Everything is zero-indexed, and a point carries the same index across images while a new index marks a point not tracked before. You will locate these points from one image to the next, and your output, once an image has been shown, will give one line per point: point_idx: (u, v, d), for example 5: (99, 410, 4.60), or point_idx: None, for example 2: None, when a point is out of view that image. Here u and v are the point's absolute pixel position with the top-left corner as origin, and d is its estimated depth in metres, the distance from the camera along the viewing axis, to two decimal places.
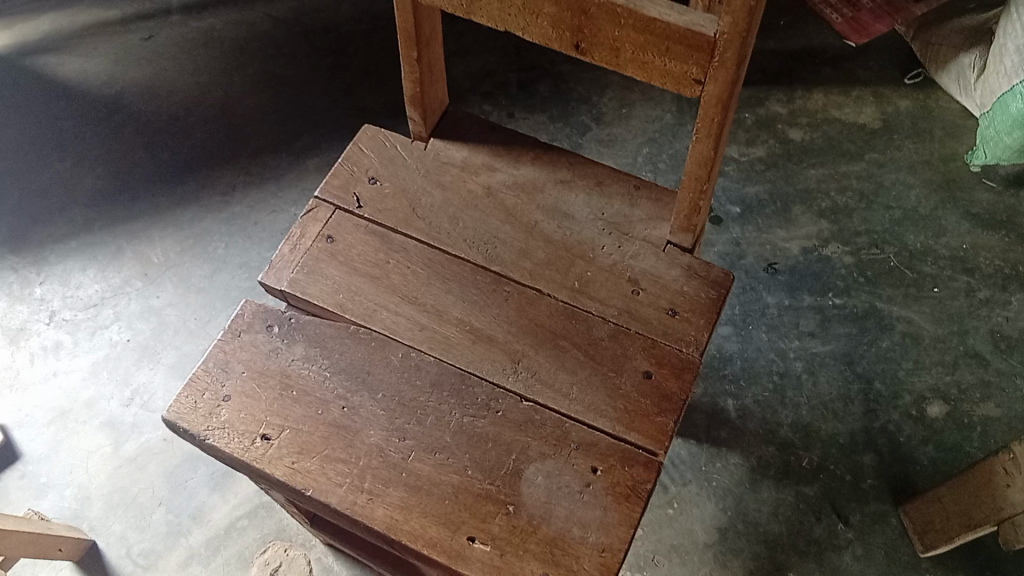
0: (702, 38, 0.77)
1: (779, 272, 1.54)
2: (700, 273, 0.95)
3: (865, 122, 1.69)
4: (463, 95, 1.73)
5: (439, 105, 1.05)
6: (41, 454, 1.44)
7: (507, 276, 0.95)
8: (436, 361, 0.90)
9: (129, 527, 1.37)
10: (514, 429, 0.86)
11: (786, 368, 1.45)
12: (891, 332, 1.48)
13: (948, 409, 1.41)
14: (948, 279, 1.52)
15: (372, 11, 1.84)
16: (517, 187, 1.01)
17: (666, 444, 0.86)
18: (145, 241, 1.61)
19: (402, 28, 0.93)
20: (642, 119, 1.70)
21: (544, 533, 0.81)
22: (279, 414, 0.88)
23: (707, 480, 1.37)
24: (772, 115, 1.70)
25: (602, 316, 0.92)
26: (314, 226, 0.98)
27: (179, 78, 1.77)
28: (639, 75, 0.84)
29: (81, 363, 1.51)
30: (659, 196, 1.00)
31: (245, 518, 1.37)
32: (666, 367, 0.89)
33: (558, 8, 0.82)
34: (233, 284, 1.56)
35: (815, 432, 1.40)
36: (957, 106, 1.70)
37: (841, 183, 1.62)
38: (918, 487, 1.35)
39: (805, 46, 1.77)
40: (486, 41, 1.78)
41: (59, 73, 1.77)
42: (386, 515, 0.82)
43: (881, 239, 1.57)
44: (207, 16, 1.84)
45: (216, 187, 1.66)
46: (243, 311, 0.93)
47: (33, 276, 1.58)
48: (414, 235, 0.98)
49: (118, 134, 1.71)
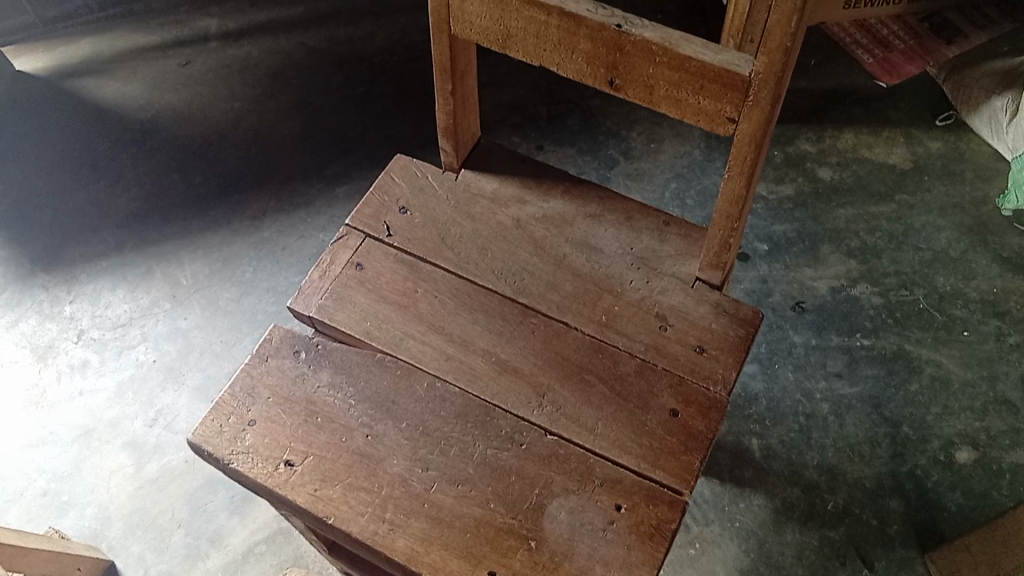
0: (737, 77, 0.77)
1: (806, 311, 1.53)
2: (729, 311, 0.94)
3: (895, 163, 1.68)
4: (493, 127, 1.74)
5: (471, 137, 1.06)
6: (64, 472, 1.44)
7: (534, 308, 0.95)
8: (460, 392, 0.90)
9: (148, 548, 1.37)
10: (538, 463, 0.86)
11: (812, 409, 1.44)
12: (919, 375, 1.46)
13: (977, 455, 1.39)
14: (978, 322, 1.51)
15: (406, 42, 1.86)
16: (546, 220, 1.01)
17: (691, 483, 0.85)
18: (175, 262, 1.63)
19: (438, 60, 0.94)
20: (671, 154, 1.70)
21: (566, 570, 0.80)
22: (303, 439, 0.88)
23: (730, 521, 1.35)
24: (801, 153, 1.70)
25: (629, 351, 0.92)
26: (344, 253, 0.99)
27: (213, 104, 1.80)
28: (672, 112, 0.84)
29: (106, 383, 1.52)
30: (689, 232, 1.00)
31: (263, 543, 1.37)
32: (693, 406, 0.88)
33: (594, 44, 0.83)
34: (259, 307, 1.57)
35: (840, 474, 1.38)
36: (989, 149, 1.69)
37: (871, 223, 1.61)
38: (945, 533, 1.33)
39: (836, 86, 1.77)
40: (517, 74, 1.79)
41: (96, 96, 1.80)
42: (407, 546, 0.82)
43: (910, 280, 1.55)
44: (243, 44, 1.87)
45: (247, 212, 1.67)
46: (270, 336, 0.94)
47: (63, 294, 1.60)
48: (443, 265, 0.98)
49: (152, 156, 1.74)
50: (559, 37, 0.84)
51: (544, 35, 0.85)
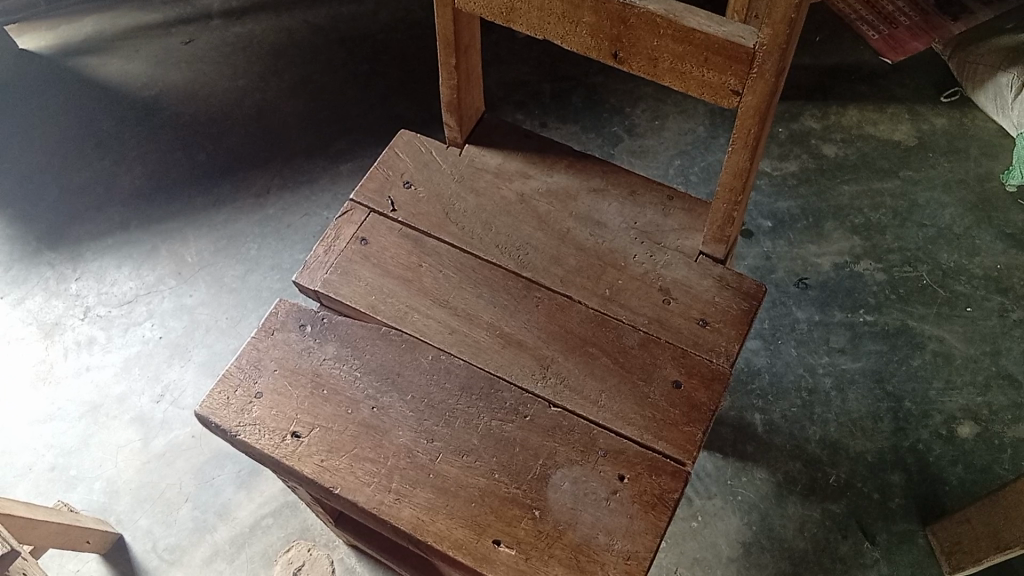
0: (741, 49, 0.77)
1: (809, 287, 1.53)
2: (732, 284, 0.95)
3: (900, 139, 1.68)
4: (496, 103, 1.74)
5: (474, 111, 1.06)
6: (72, 447, 1.46)
7: (538, 281, 0.95)
8: (465, 364, 0.91)
9: (155, 522, 1.39)
10: (542, 435, 0.86)
11: (814, 384, 1.44)
12: (921, 351, 1.46)
13: (979, 430, 1.39)
14: (981, 298, 1.51)
15: (410, 20, 1.86)
16: (550, 194, 1.01)
17: (694, 454, 0.86)
18: (180, 240, 1.64)
19: (442, 34, 0.94)
20: (675, 131, 1.70)
21: (569, 539, 0.81)
22: (309, 411, 0.89)
23: (732, 494, 1.36)
24: (806, 130, 1.69)
25: (632, 324, 0.92)
26: (349, 228, 1.00)
27: (217, 82, 1.80)
28: (676, 85, 0.85)
29: (113, 359, 1.53)
30: (693, 207, 1.00)
31: (269, 517, 1.38)
32: (696, 377, 0.89)
33: (598, 17, 0.83)
34: (265, 284, 1.58)
35: (843, 449, 1.39)
36: (994, 126, 1.69)
37: (875, 200, 1.61)
38: (946, 507, 1.34)
39: (840, 63, 1.77)
40: (521, 52, 1.79)
41: (100, 74, 1.80)
42: (412, 515, 0.83)
43: (914, 257, 1.55)
44: (246, 21, 1.87)
45: (252, 189, 1.68)
46: (276, 309, 0.95)
47: (69, 272, 1.61)
48: (447, 239, 0.99)
49: (156, 135, 1.74)
50: (563, 10, 0.84)
51: (548, 8, 0.85)
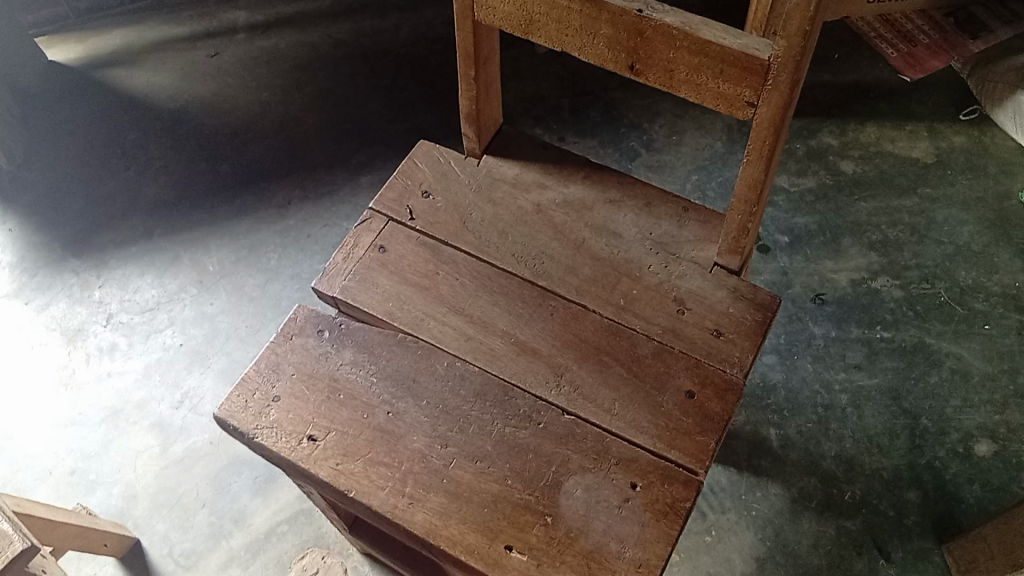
0: (756, 61, 0.78)
1: (826, 303, 1.53)
2: (746, 295, 0.95)
3: (919, 157, 1.68)
4: (516, 118, 1.76)
5: (493, 123, 1.07)
6: (92, 451, 1.47)
7: (553, 291, 0.96)
8: (480, 371, 0.92)
9: (173, 527, 1.40)
10: (555, 442, 0.87)
11: (831, 400, 1.44)
12: (939, 368, 1.46)
13: (997, 449, 1.38)
14: (1000, 316, 1.50)
15: (431, 35, 1.88)
16: (567, 205, 1.02)
17: (706, 464, 0.86)
18: (202, 249, 1.66)
19: (462, 46, 0.96)
20: (692, 146, 1.71)
21: (581, 546, 0.82)
22: (326, 416, 0.90)
23: (747, 509, 1.36)
24: (823, 146, 1.70)
25: (646, 334, 0.93)
26: (367, 236, 1.01)
27: (241, 94, 1.83)
28: (692, 97, 0.85)
29: (134, 365, 1.55)
30: (708, 218, 1.01)
31: (285, 523, 1.39)
32: (709, 388, 0.90)
33: (616, 28, 0.84)
34: (284, 294, 1.60)
35: (858, 465, 1.38)
36: (1013, 144, 1.68)
37: (893, 217, 1.61)
38: (963, 525, 1.32)
39: (859, 80, 1.77)
40: (540, 67, 1.81)
41: (127, 86, 1.84)
42: (426, 520, 0.83)
43: (932, 274, 1.55)
44: (271, 35, 1.90)
45: (273, 200, 1.70)
46: (295, 315, 0.96)
47: (93, 279, 1.64)
48: (464, 248, 1.00)
49: (180, 146, 1.77)
50: (581, 22, 0.86)
51: (566, 20, 0.87)
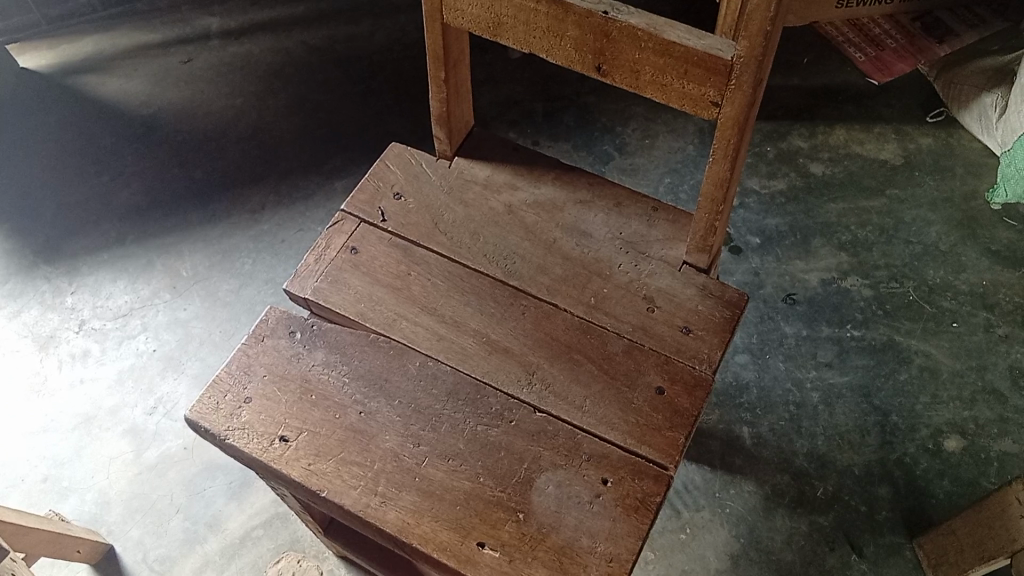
0: (719, 61, 0.80)
1: (797, 303, 1.55)
2: (715, 293, 0.97)
3: (887, 158, 1.70)
4: (490, 122, 1.77)
5: (463, 125, 1.08)
6: (65, 458, 1.46)
7: (524, 290, 0.97)
8: (452, 370, 0.92)
9: (147, 533, 1.39)
10: (527, 439, 0.88)
11: (802, 399, 1.46)
12: (908, 366, 1.48)
13: (966, 444, 1.40)
14: (967, 314, 1.52)
15: (405, 40, 1.89)
16: (537, 206, 1.03)
17: (677, 458, 0.87)
18: (176, 254, 1.65)
19: (432, 48, 0.97)
20: (665, 149, 1.73)
21: (553, 541, 0.82)
22: (298, 416, 0.90)
23: (721, 507, 1.37)
24: (794, 148, 1.72)
25: (617, 332, 0.94)
26: (339, 237, 1.01)
27: (215, 100, 1.82)
28: (658, 97, 0.87)
29: (107, 371, 1.54)
30: (677, 218, 1.02)
31: (260, 528, 1.39)
32: (679, 384, 0.91)
33: (582, 30, 0.85)
34: (259, 298, 1.60)
35: (830, 463, 1.40)
36: (979, 145, 1.71)
37: (862, 218, 1.64)
38: (933, 520, 1.34)
39: (828, 84, 1.80)
40: (514, 72, 1.82)
41: (99, 92, 1.83)
42: (398, 518, 0.84)
43: (900, 273, 1.57)
44: (244, 41, 1.90)
45: (247, 205, 1.70)
46: (267, 317, 0.96)
47: (65, 285, 1.63)
48: (436, 249, 1.00)
49: (153, 152, 1.77)
50: (547, 24, 0.87)
51: (534, 22, 0.88)
